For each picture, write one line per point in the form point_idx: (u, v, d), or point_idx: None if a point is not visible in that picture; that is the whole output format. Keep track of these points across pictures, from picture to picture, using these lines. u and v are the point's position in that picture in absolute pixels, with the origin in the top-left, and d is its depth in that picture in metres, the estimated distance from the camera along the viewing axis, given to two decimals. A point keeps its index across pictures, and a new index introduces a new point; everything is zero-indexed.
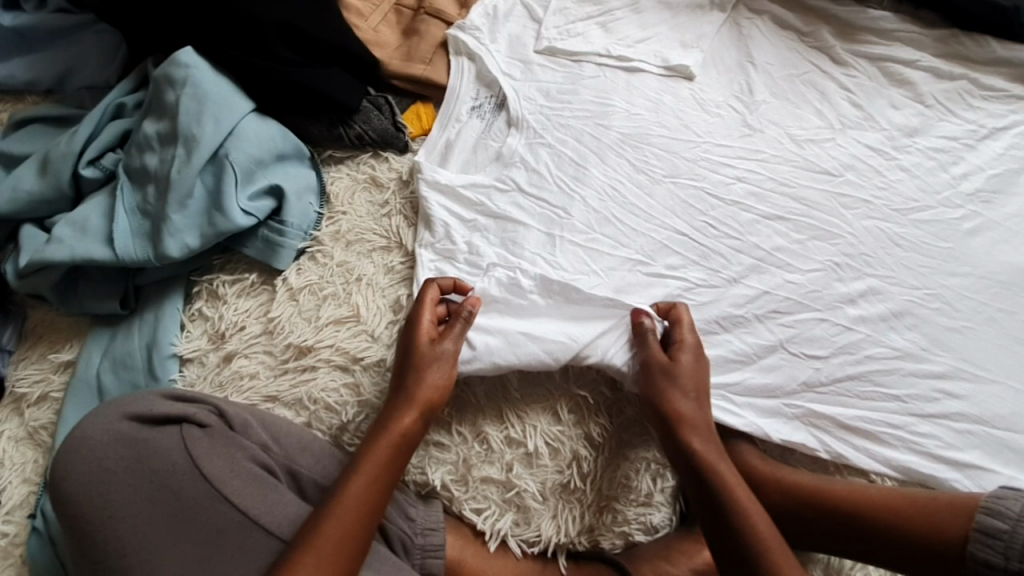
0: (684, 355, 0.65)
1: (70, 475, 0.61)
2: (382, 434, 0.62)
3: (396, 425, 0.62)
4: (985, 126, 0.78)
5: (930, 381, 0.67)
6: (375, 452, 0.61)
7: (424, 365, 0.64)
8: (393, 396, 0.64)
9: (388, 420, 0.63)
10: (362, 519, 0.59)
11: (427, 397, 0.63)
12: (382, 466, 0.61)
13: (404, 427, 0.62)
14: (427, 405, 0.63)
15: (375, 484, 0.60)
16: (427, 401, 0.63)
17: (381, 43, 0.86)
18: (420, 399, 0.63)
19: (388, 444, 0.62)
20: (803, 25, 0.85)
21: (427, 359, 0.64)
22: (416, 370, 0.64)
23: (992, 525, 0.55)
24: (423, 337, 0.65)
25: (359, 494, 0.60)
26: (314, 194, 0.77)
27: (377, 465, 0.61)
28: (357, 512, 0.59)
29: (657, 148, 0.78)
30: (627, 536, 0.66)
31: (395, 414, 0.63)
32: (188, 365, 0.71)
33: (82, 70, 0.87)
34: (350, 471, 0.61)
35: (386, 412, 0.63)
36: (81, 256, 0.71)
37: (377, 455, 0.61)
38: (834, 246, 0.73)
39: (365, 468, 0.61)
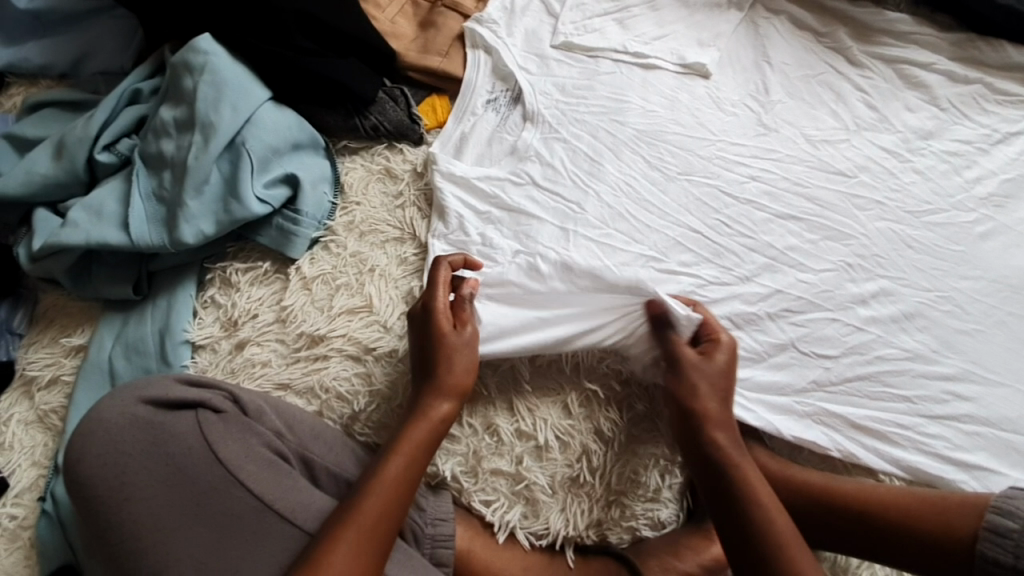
0: (719, 352, 0.64)
1: (85, 457, 0.62)
2: (421, 417, 0.62)
3: (436, 410, 0.62)
4: (999, 130, 0.78)
5: (939, 383, 0.67)
6: (409, 434, 0.61)
7: (454, 352, 0.63)
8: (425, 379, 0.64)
9: (425, 403, 0.63)
10: (398, 501, 0.59)
11: (465, 382, 0.63)
12: (421, 448, 0.61)
13: (444, 413, 0.62)
14: (464, 392, 0.63)
15: (413, 467, 0.60)
16: (461, 387, 0.63)
17: (397, 36, 0.86)
18: (454, 383, 0.63)
19: (427, 428, 0.62)
20: (820, 26, 0.86)
21: (460, 344, 0.64)
22: (450, 356, 0.63)
23: (1003, 525, 0.55)
24: (446, 322, 0.64)
25: (395, 475, 0.60)
26: (329, 184, 0.77)
27: (418, 447, 0.61)
28: (394, 494, 0.59)
29: (672, 145, 0.78)
30: (634, 531, 0.67)
31: (431, 399, 0.63)
32: (200, 352, 0.71)
33: (99, 55, 0.87)
34: (387, 452, 0.61)
35: (420, 396, 0.63)
36: (96, 240, 0.71)
37: (415, 439, 0.61)
38: (846, 247, 0.73)
39: (403, 449, 0.61)
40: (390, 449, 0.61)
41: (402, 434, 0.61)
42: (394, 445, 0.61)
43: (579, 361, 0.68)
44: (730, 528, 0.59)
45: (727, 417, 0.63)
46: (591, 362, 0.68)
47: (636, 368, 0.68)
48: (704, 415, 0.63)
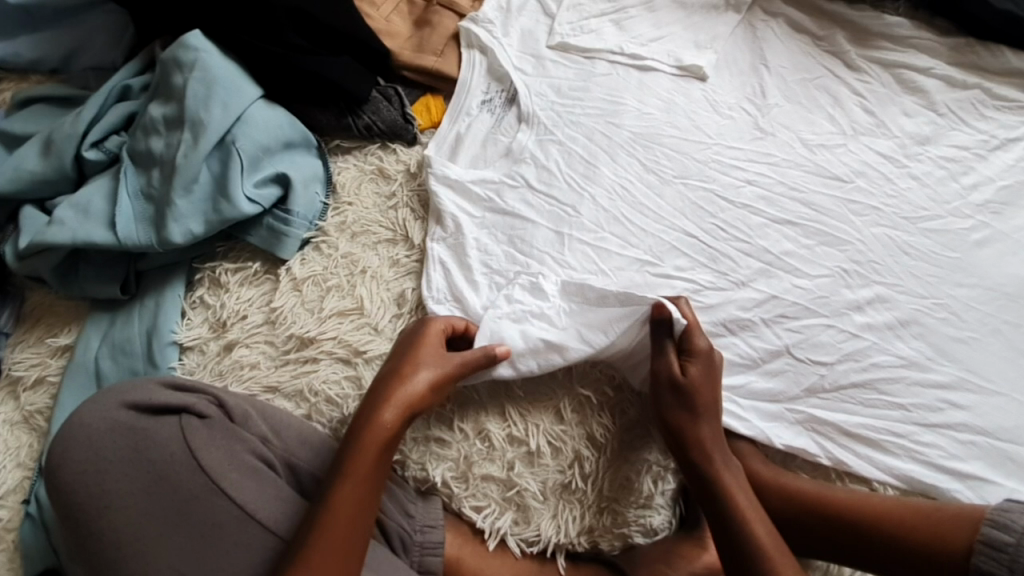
0: (694, 363, 0.64)
1: (67, 463, 0.61)
2: (365, 439, 0.60)
3: (381, 425, 0.61)
4: (996, 137, 0.78)
5: (934, 391, 0.67)
6: (357, 456, 0.60)
7: (419, 361, 0.63)
8: (373, 398, 0.62)
9: (370, 420, 0.61)
10: (359, 518, 0.58)
11: (410, 399, 0.62)
12: (371, 470, 0.59)
13: (393, 431, 0.61)
14: (411, 409, 0.62)
15: (368, 483, 0.59)
16: (409, 405, 0.62)
17: (392, 34, 0.85)
18: (400, 401, 0.62)
19: (376, 444, 0.60)
20: (818, 29, 0.85)
21: (416, 362, 0.63)
22: (405, 372, 0.62)
23: (998, 538, 0.55)
24: (432, 336, 0.65)
25: (348, 499, 0.58)
26: (320, 183, 0.76)
27: (370, 468, 0.59)
28: (346, 518, 0.58)
29: (667, 149, 0.77)
30: (626, 538, 0.66)
31: (382, 413, 0.61)
32: (188, 353, 0.70)
33: (90, 50, 0.86)
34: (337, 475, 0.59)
35: (366, 415, 0.61)
36: (83, 239, 0.70)
37: (368, 455, 0.60)
38: (842, 252, 0.72)
39: (353, 472, 0.59)
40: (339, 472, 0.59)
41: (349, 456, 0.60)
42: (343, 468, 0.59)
43: (572, 366, 0.67)
44: (724, 541, 0.61)
45: (716, 433, 0.63)
46: (584, 367, 0.67)
47: (632, 373, 0.68)
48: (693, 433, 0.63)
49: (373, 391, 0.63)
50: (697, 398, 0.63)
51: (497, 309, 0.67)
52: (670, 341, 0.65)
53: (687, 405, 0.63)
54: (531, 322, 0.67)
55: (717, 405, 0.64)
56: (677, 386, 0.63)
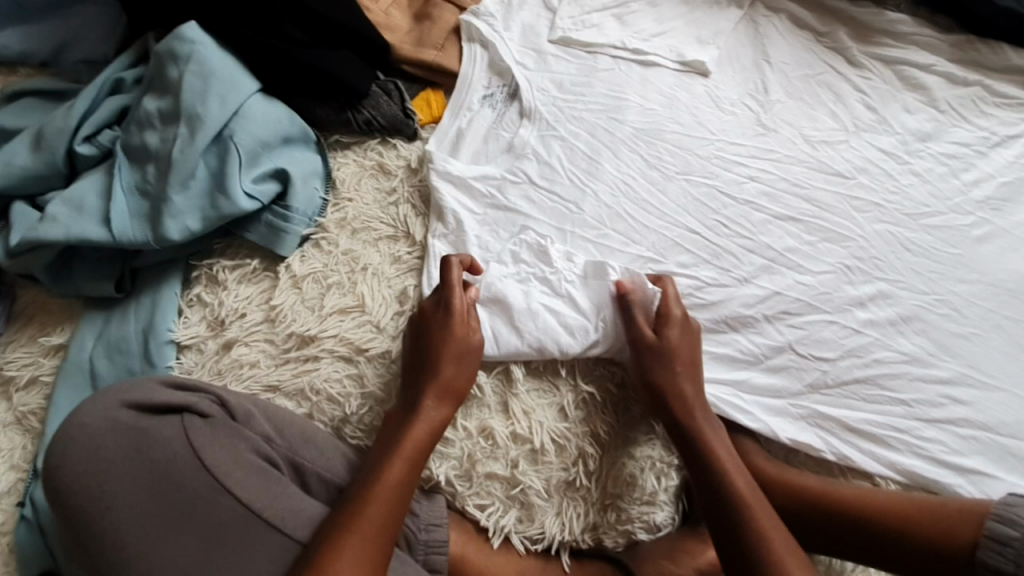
0: (671, 329, 0.66)
1: (65, 464, 0.60)
2: (416, 421, 0.61)
3: (435, 410, 0.62)
4: (996, 133, 0.78)
5: (936, 387, 0.67)
6: (410, 436, 0.61)
7: (461, 347, 0.64)
8: (420, 383, 0.63)
9: (416, 404, 0.62)
10: (401, 502, 0.59)
11: (454, 381, 0.63)
12: (419, 450, 0.60)
13: (444, 415, 0.62)
14: (455, 395, 0.64)
15: (414, 467, 0.60)
16: (452, 387, 0.63)
17: (391, 27, 0.84)
18: (444, 383, 0.63)
19: (428, 428, 0.61)
20: (820, 25, 0.85)
21: (462, 350, 0.64)
22: (448, 357, 0.63)
23: (1003, 533, 0.55)
24: (459, 324, 0.65)
25: (396, 478, 0.59)
26: (320, 179, 0.75)
27: (416, 449, 0.60)
28: (393, 498, 0.58)
29: (670, 144, 0.77)
30: (630, 535, 0.65)
31: (431, 398, 0.62)
32: (185, 352, 0.69)
33: (81, 44, 0.84)
34: (387, 456, 0.60)
35: (415, 399, 0.63)
36: (77, 236, 0.68)
37: (416, 438, 0.61)
38: (845, 249, 0.72)
39: (403, 452, 0.60)
40: (389, 453, 0.60)
41: (401, 436, 0.61)
42: (395, 446, 0.60)
43: (574, 363, 0.67)
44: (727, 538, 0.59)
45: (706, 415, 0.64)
46: (586, 363, 0.68)
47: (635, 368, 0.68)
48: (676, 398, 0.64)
49: (417, 377, 0.64)
50: (684, 364, 0.65)
51: (504, 267, 0.69)
52: (641, 314, 0.67)
53: (688, 377, 0.65)
54: (534, 285, 0.68)
55: (696, 367, 0.66)
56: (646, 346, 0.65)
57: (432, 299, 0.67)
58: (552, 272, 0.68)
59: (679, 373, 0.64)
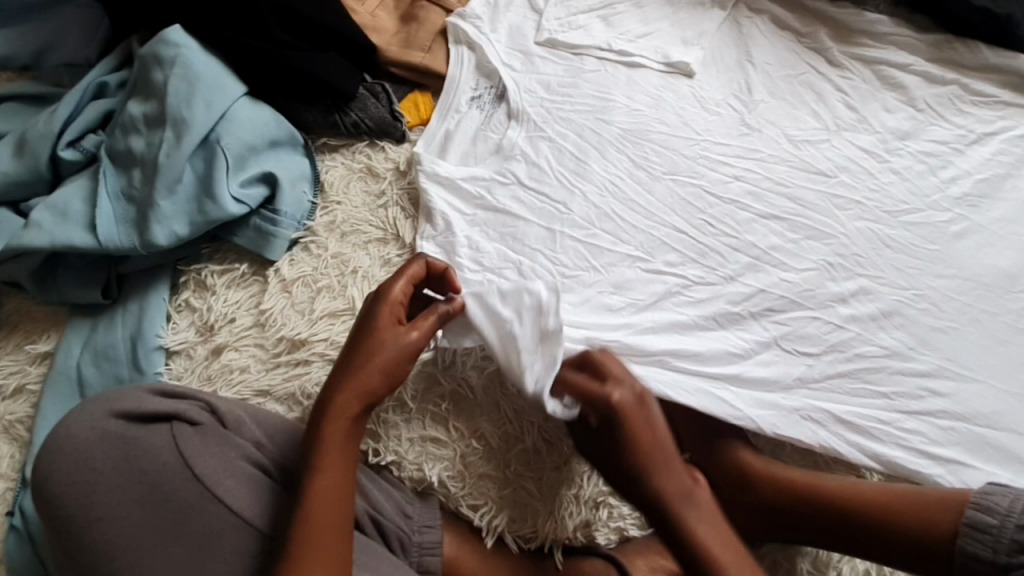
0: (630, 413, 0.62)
1: (53, 474, 0.59)
2: (331, 427, 0.59)
3: (341, 411, 0.60)
4: (973, 131, 0.80)
5: (916, 380, 0.69)
6: (329, 440, 0.59)
7: (377, 344, 0.62)
8: (331, 388, 0.61)
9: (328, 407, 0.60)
10: (342, 503, 0.57)
11: (366, 379, 0.61)
12: (342, 453, 0.59)
13: (355, 412, 0.60)
14: (371, 393, 0.61)
15: (342, 468, 0.58)
16: (366, 387, 0.61)
17: (378, 29, 0.84)
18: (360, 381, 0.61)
19: (341, 429, 0.59)
20: (802, 26, 0.86)
21: (377, 346, 0.62)
22: (362, 352, 0.62)
23: (982, 520, 0.57)
24: (389, 316, 0.63)
25: (327, 483, 0.57)
26: (308, 182, 0.74)
27: (339, 450, 0.59)
28: (335, 502, 0.57)
29: (656, 145, 0.78)
30: (622, 531, 0.66)
31: (342, 400, 0.60)
32: (175, 358, 0.69)
33: (62, 47, 0.83)
34: (310, 468, 0.58)
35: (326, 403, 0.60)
36: (62, 243, 0.67)
37: (332, 440, 0.59)
38: (828, 246, 0.74)
39: (327, 462, 0.58)
40: (312, 464, 0.58)
41: (319, 444, 0.59)
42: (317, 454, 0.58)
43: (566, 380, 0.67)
44: None
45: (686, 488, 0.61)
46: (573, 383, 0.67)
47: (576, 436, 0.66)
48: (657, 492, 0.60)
49: (330, 382, 0.62)
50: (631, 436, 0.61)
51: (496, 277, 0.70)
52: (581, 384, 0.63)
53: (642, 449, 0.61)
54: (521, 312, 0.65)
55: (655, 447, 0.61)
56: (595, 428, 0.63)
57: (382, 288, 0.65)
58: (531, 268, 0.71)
59: (643, 455, 0.61)
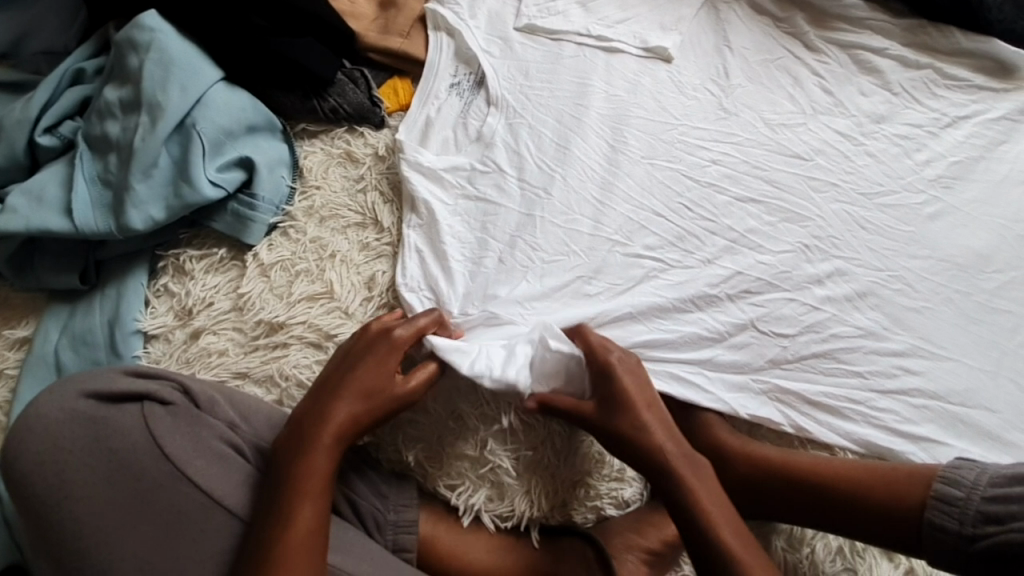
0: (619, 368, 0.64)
1: (24, 455, 0.60)
2: (317, 458, 0.59)
3: (320, 445, 0.59)
4: (948, 115, 0.81)
5: (890, 359, 0.69)
6: (308, 475, 0.58)
7: (373, 385, 0.62)
8: (317, 417, 0.60)
9: (313, 441, 0.59)
10: (313, 545, 0.56)
11: (356, 421, 0.61)
12: (323, 483, 0.58)
13: (343, 445, 0.61)
14: (358, 427, 0.61)
15: (318, 508, 0.57)
16: (353, 425, 0.61)
17: (357, 15, 0.84)
18: (353, 416, 0.61)
19: (323, 466, 0.59)
20: (779, 11, 0.87)
21: (372, 384, 0.62)
22: (357, 389, 0.61)
23: (948, 493, 0.57)
24: (390, 360, 0.63)
25: (306, 522, 0.56)
26: (286, 167, 0.75)
27: (318, 486, 0.58)
28: (306, 542, 0.56)
29: (634, 129, 0.78)
30: (599, 510, 0.67)
31: (326, 435, 0.59)
32: (152, 342, 0.69)
33: (38, 35, 0.82)
34: (291, 496, 0.57)
35: (313, 433, 0.60)
36: (37, 227, 0.67)
37: (313, 478, 0.58)
38: (804, 229, 0.74)
39: (308, 493, 0.57)
40: (292, 492, 0.57)
41: (302, 472, 0.58)
42: (297, 489, 0.57)
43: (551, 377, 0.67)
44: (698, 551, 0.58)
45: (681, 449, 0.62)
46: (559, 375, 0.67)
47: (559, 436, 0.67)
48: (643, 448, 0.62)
49: (314, 410, 0.61)
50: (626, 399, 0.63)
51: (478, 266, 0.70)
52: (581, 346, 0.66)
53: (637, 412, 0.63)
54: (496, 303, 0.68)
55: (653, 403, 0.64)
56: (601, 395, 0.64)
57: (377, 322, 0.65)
58: (509, 255, 0.71)
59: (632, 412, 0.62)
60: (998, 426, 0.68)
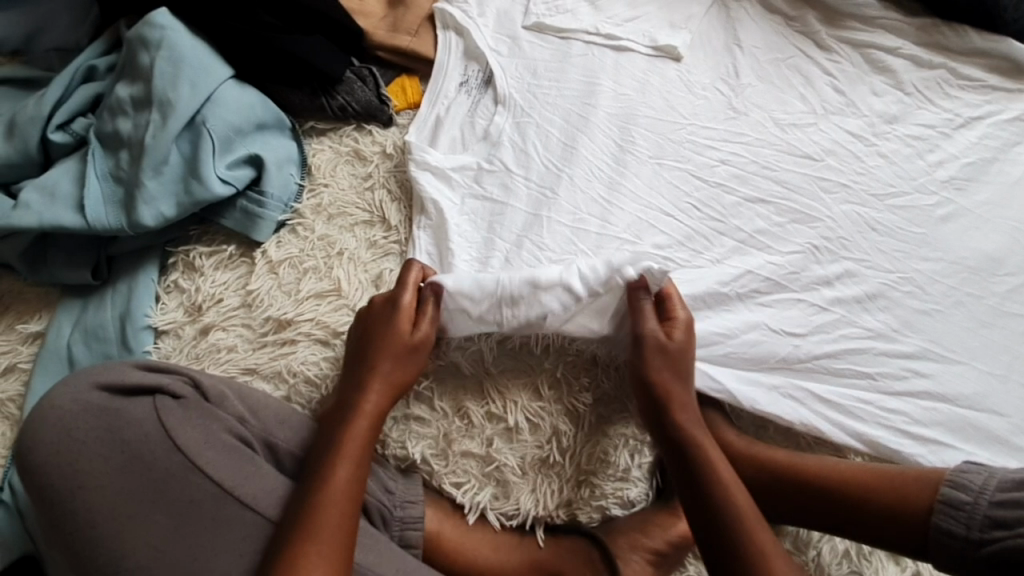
0: (676, 329, 0.65)
1: (39, 445, 0.60)
2: (359, 420, 0.62)
3: (360, 408, 0.62)
4: (961, 115, 0.80)
5: (899, 361, 0.69)
6: (348, 437, 0.61)
7: (400, 349, 0.64)
8: (357, 383, 0.63)
9: (355, 406, 0.62)
10: (352, 503, 0.59)
11: (394, 382, 0.64)
12: (364, 445, 0.61)
13: (383, 408, 0.63)
14: (395, 390, 0.64)
15: (360, 468, 0.60)
16: (393, 387, 0.64)
17: (365, 13, 0.84)
18: (389, 381, 0.63)
19: (365, 429, 0.62)
20: (790, 10, 0.86)
21: (403, 349, 0.64)
22: (387, 354, 0.63)
23: (956, 498, 0.57)
24: (404, 323, 0.65)
25: (344, 481, 0.59)
26: (295, 165, 0.75)
27: (359, 448, 0.61)
28: (345, 502, 0.58)
29: (643, 129, 0.78)
30: (604, 510, 0.67)
31: (366, 398, 0.62)
32: (163, 337, 0.70)
33: (51, 32, 0.83)
34: (332, 458, 0.60)
35: (354, 399, 0.63)
36: (50, 223, 0.68)
37: (354, 441, 0.61)
38: (814, 230, 0.74)
39: (348, 453, 0.60)
40: (334, 455, 0.60)
41: (343, 434, 0.61)
42: (338, 451, 0.60)
43: (559, 376, 0.68)
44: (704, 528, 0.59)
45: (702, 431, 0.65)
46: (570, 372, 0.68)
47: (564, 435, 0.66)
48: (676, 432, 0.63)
49: (353, 377, 0.64)
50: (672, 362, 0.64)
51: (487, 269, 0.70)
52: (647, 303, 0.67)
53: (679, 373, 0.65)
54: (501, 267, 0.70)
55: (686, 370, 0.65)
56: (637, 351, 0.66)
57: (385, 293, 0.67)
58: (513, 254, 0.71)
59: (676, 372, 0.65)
60: (1007, 430, 0.67)
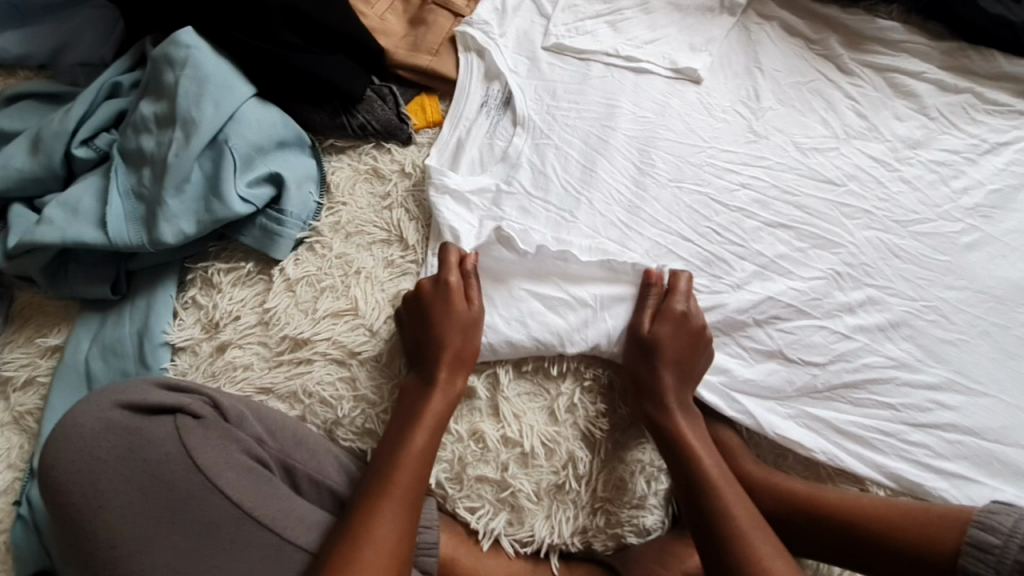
0: (663, 322, 0.66)
1: (59, 463, 0.60)
2: (434, 390, 0.64)
3: (439, 381, 0.64)
4: (987, 141, 0.78)
5: (923, 392, 0.67)
6: (425, 408, 0.63)
7: (464, 325, 0.66)
8: (433, 355, 0.65)
9: (431, 378, 0.65)
10: (425, 468, 0.61)
11: (463, 350, 0.65)
12: (439, 419, 0.63)
13: (456, 387, 0.65)
14: (461, 358, 0.65)
15: (433, 439, 0.62)
16: (461, 354, 0.65)
17: (387, 32, 0.85)
18: (454, 352, 0.65)
19: (442, 402, 0.64)
20: (812, 33, 0.85)
21: (464, 321, 0.66)
22: (452, 331, 0.65)
23: (984, 540, 0.55)
24: (458, 300, 0.67)
25: (421, 446, 0.62)
26: (314, 183, 0.75)
27: (437, 420, 0.63)
28: (418, 465, 0.61)
29: (663, 151, 0.77)
30: (619, 538, 0.66)
31: (444, 372, 0.65)
32: (180, 354, 0.70)
33: (77, 48, 0.84)
34: (408, 424, 0.62)
35: (429, 371, 0.65)
36: (72, 239, 0.69)
37: (433, 409, 0.63)
38: (835, 256, 0.73)
39: (424, 422, 0.62)
40: (411, 423, 0.62)
41: (421, 404, 0.63)
42: (416, 420, 0.62)
43: (577, 398, 0.67)
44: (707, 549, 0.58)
45: (697, 434, 0.65)
46: (591, 394, 0.68)
47: (581, 462, 0.65)
48: (677, 435, 0.64)
49: (428, 350, 0.66)
50: (660, 351, 0.65)
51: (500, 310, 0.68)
52: (653, 299, 0.68)
53: (672, 367, 0.65)
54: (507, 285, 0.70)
55: (684, 360, 0.66)
56: (642, 340, 0.67)
57: (429, 279, 0.69)
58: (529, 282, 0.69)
59: (683, 366, 0.66)
60: None
